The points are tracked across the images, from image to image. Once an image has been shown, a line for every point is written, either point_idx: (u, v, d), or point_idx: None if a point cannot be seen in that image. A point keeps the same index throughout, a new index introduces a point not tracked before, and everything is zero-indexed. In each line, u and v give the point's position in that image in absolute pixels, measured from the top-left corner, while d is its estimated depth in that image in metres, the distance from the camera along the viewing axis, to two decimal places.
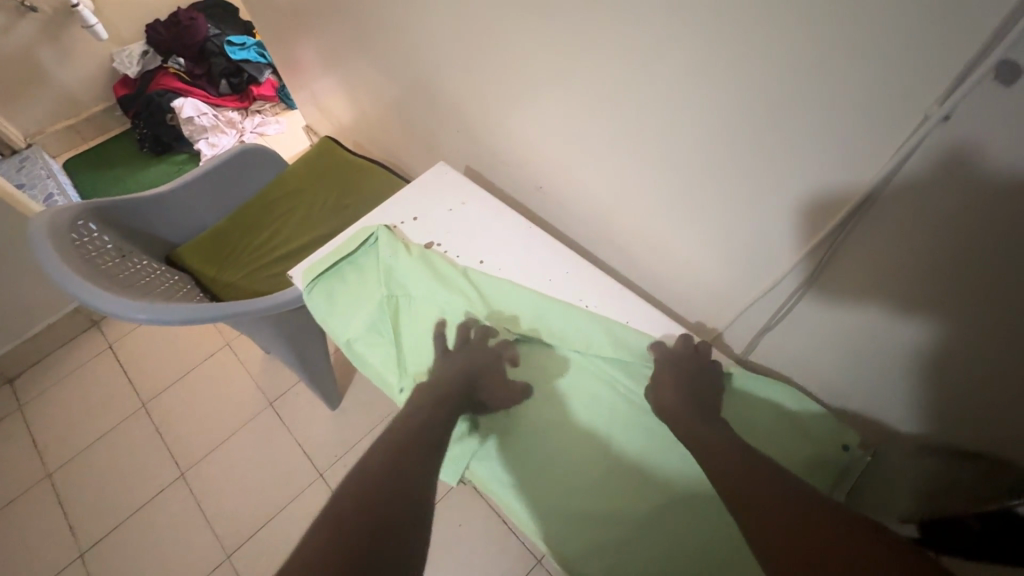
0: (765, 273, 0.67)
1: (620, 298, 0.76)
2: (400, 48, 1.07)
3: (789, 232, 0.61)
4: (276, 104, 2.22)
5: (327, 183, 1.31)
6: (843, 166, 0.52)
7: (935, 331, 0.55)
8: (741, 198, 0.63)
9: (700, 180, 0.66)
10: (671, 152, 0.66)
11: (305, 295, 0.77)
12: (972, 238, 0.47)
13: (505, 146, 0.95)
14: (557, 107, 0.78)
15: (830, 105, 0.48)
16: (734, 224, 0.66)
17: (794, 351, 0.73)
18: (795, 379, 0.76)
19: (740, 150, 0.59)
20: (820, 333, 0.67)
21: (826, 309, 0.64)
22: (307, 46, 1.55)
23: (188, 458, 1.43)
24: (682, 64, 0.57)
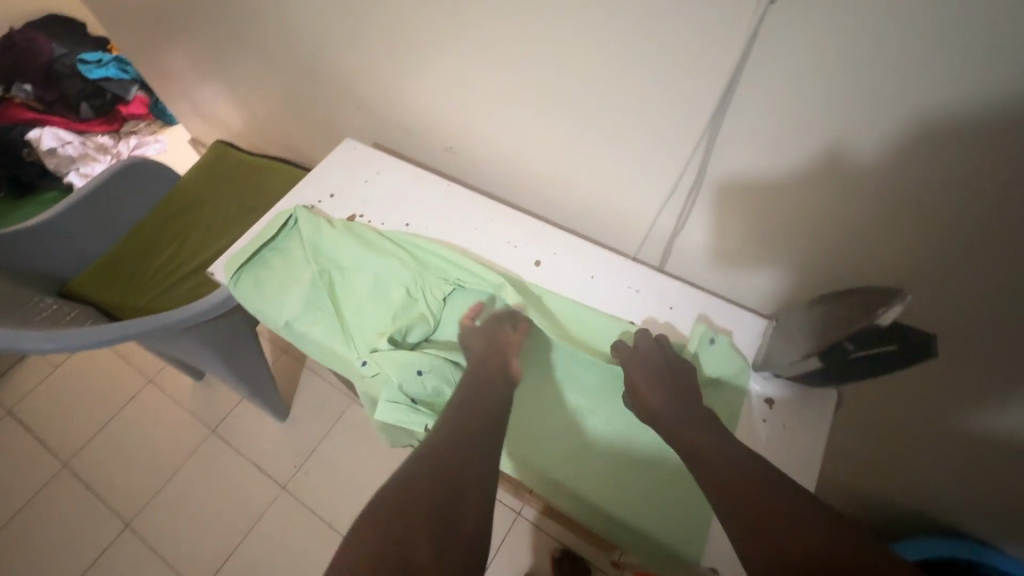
0: (659, 184, 0.72)
1: (544, 236, 0.79)
2: (277, 32, 1.03)
3: (670, 139, 0.66)
4: (152, 121, 2.07)
5: (228, 189, 1.25)
6: (701, 64, 0.56)
7: (803, 203, 0.62)
8: (626, 119, 0.68)
9: (589, 109, 0.70)
10: (558, 86, 0.70)
11: (231, 287, 0.75)
12: (815, 107, 0.53)
13: (406, 113, 0.95)
14: (448, 60, 0.79)
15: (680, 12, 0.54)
16: (625, 145, 0.71)
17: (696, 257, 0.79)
18: (703, 284, 0.83)
19: (615, 71, 0.63)
20: (715, 233, 0.73)
21: (716, 207, 0.70)
22: (173, 49, 1.44)
23: (132, 507, 1.34)
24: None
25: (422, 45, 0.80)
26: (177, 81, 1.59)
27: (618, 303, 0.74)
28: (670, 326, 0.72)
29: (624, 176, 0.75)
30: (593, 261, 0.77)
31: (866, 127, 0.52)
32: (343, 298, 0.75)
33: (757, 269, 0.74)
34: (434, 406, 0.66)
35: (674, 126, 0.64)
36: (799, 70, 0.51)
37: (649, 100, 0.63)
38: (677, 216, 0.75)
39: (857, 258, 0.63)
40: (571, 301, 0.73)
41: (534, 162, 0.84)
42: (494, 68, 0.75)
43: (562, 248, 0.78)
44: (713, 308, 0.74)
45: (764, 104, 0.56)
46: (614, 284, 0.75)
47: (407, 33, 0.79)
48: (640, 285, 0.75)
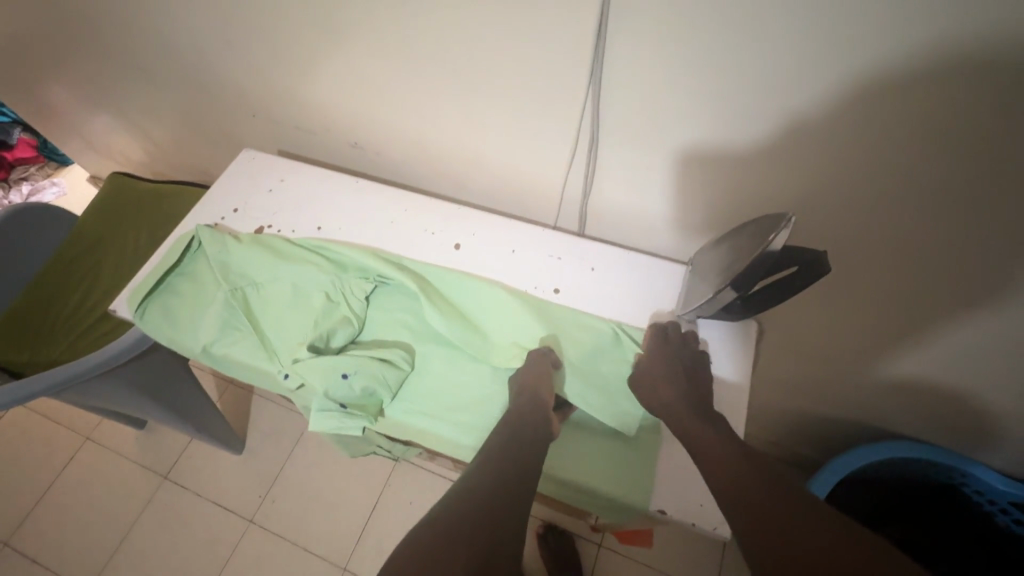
0: (562, 145, 0.72)
1: (461, 217, 0.79)
2: (151, 48, 0.97)
3: (560, 97, 0.66)
4: (44, 163, 1.91)
5: (132, 221, 1.17)
6: (571, 18, 0.56)
7: (692, 145, 0.64)
8: (515, 86, 0.67)
9: (478, 82, 0.69)
10: (444, 62, 0.69)
11: (138, 322, 0.71)
12: (682, 45, 0.54)
13: (304, 114, 0.92)
14: (330, 52, 0.76)
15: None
16: (521, 115, 0.71)
17: (613, 214, 0.80)
18: (625, 241, 0.85)
19: (492, 41, 0.63)
20: (624, 186, 0.74)
21: (618, 160, 0.71)
22: (46, 83, 1.33)
23: (89, 572, 1.26)
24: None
25: (301, 40, 0.76)
26: (58, 116, 1.47)
27: (542, 271, 0.74)
28: (595, 286, 0.73)
29: (528, 144, 0.75)
30: (513, 235, 0.77)
31: (734, 61, 0.53)
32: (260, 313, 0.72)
33: (669, 217, 0.76)
34: (368, 405, 0.65)
35: (561, 85, 0.64)
36: (658, 13, 0.52)
37: (533, 65, 0.63)
38: (585, 178, 0.75)
39: (755, 190, 0.66)
40: (495, 280, 0.73)
41: (438, 144, 0.83)
42: (378, 54, 0.72)
43: (479, 227, 0.77)
44: (633, 260, 0.75)
45: (637, 53, 0.56)
46: (536, 255, 0.76)
47: (281, 29, 0.76)
48: (561, 251, 0.76)
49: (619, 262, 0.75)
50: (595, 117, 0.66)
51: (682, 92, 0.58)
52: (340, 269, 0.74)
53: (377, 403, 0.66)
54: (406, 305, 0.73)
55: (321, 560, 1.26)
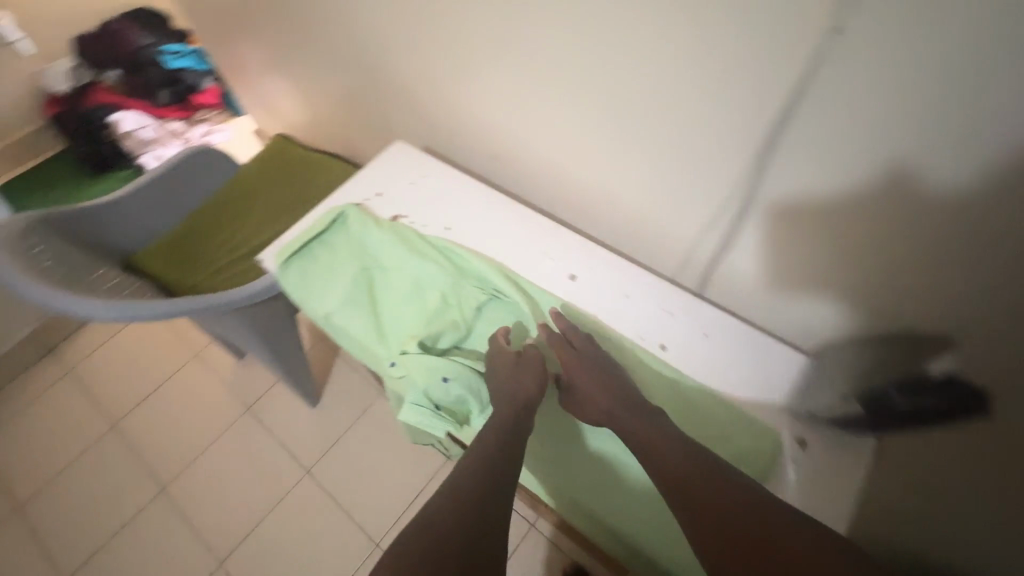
0: (706, 206, 0.70)
1: (582, 249, 0.79)
2: (343, 36, 1.08)
3: (720, 162, 0.64)
4: (221, 110, 2.19)
5: (283, 181, 1.31)
6: (755, 92, 0.56)
7: (852, 242, 0.60)
8: (670, 142, 0.68)
9: (633, 132, 0.71)
10: (605, 105, 0.71)
11: (279, 277, 0.79)
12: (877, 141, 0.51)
13: (458, 119, 0.98)
14: (500, 72, 0.80)
15: (738, 40, 0.53)
16: (668, 169, 0.71)
17: (738, 287, 0.76)
18: (740, 315, 0.80)
19: (662, 96, 0.64)
20: (759, 263, 0.70)
21: (762, 237, 0.67)
22: (247, 45, 1.53)
23: (168, 472, 1.41)
24: (606, 13, 0.61)
25: (478, 56, 0.82)
26: (249, 74, 1.68)
27: (652, 325, 0.73)
28: (705, 355, 0.71)
29: (665, 199, 0.75)
30: (629, 280, 0.76)
31: (931, 167, 0.49)
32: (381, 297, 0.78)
33: (800, 306, 0.71)
34: (458, 413, 0.68)
35: (724, 149, 0.63)
36: (853, 102, 0.50)
37: (696, 126, 0.63)
38: (716, 244, 0.73)
39: (902, 310, 0.61)
40: (600, 323, 0.73)
41: (574, 176, 0.85)
42: (542, 84, 0.76)
43: (598, 263, 0.78)
44: (753, 340, 0.71)
45: (815, 137, 0.55)
46: (648, 307, 0.74)
47: (464, 42, 0.82)
48: (675, 308, 0.74)
49: (735, 338, 0.71)
50: (749, 189, 0.64)
51: (860, 185, 0.55)
52: (459, 275, 0.77)
53: (465, 412, 0.69)
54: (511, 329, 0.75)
55: (357, 531, 1.31)
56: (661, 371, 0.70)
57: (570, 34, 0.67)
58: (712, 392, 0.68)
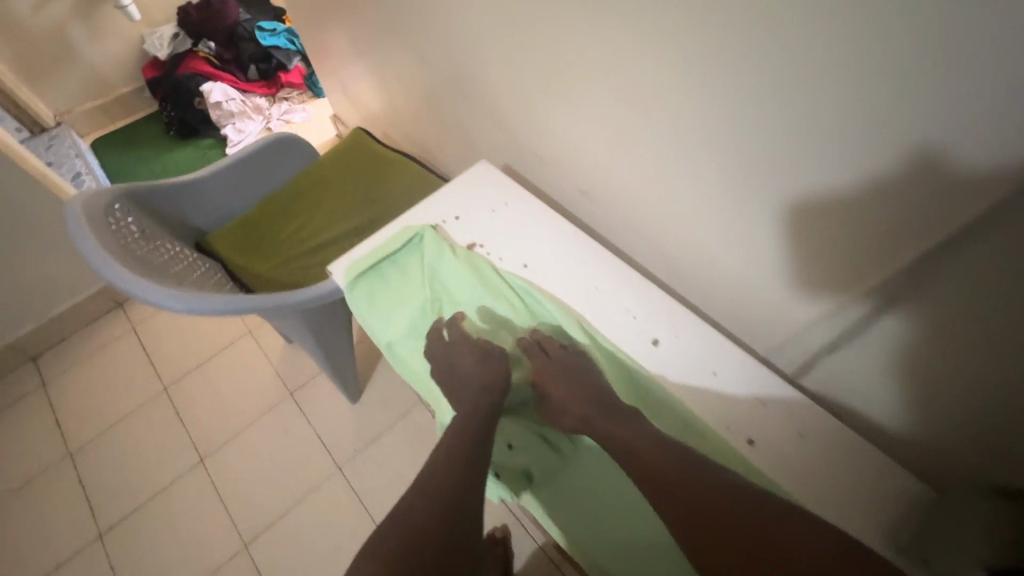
0: (834, 289, 0.63)
1: (672, 311, 0.73)
2: (438, 42, 1.05)
3: (867, 248, 0.57)
4: (304, 91, 2.21)
5: (358, 174, 1.30)
6: (937, 183, 0.48)
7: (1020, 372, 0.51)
8: (811, 218, 0.60)
9: (767, 200, 0.63)
10: (739, 167, 0.64)
11: (348, 295, 0.76)
12: None
13: (547, 145, 0.93)
14: (608, 107, 0.75)
15: (931, 122, 0.45)
16: (798, 246, 0.63)
17: (849, 380, 0.68)
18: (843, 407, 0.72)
19: (811, 165, 0.56)
20: (888, 363, 0.62)
21: (902, 339, 0.58)
22: (339, 34, 1.54)
23: (208, 445, 1.44)
24: (763, 69, 0.54)
25: (585, 87, 0.76)
26: (336, 61, 1.69)
27: (742, 411, 0.66)
28: (799, 456, 0.63)
29: (787, 277, 0.67)
30: (722, 355, 0.69)
31: None
32: None
33: (928, 419, 0.62)
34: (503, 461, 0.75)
35: (875, 235, 0.55)
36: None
37: (850, 206, 0.55)
38: (832, 334, 0.66)
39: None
40: (683, 399, 0.67)
41: (676, 229, 0.79)
42: (655, 129, 0.71)
43: (687, 331, 0.71)
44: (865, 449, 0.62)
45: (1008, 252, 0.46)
46: (739, 390, 0.67)
47: (572, 70, 0.76)
48: (768, 397, 0.66)
49: (841, 442, 0.63)
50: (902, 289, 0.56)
51: None
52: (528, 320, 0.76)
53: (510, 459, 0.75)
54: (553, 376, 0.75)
55: None
56: (747, 467, 0.62)
57: (713, 86, 0.60)
58: (801, 502, 0.60)
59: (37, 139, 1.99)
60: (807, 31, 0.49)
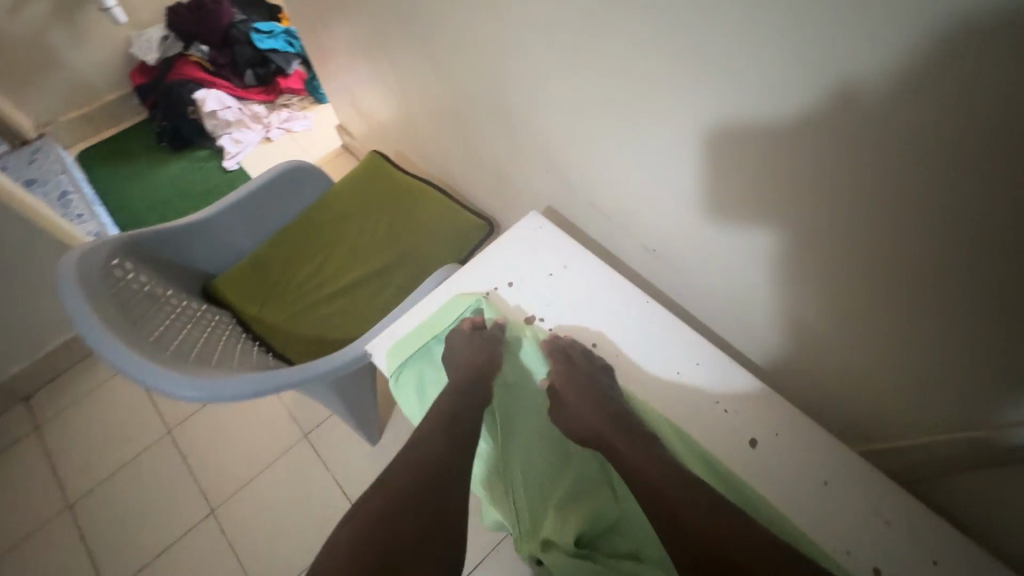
0: (997, 398, 0.53)
1: (769, 403, 0.65)
2: (472, 68, 0.93)
3: None
4: (304, 96, 2.07)
5: (379, 207, 1.19)
6: None
7: None
8: (974, 325, 0.50)
9: (899, 289, 0.54)
10: (872, 253, 0.54)
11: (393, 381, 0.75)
12: None
13: (604, 193, 0.82)
14: (692, 167, 0.65)
15: None
16: (948, 351, 0.54)
17: (996, 497, 0.57)
18: (973, 520, 0.61)
19: (983, 266, 0.46)
20: None
21: None
22: (348, 45, 1.41)
23: (219, 493, 1.35)
24: (933, 154, 0.44)
25: (664, 141, 0.65)
26: (344, 71, 1.55)
27: (864, 533, 0.57)
28: None
29: (931, 375, 0.58)
30: (836, 463, 0.61)
31: None
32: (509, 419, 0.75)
33: None
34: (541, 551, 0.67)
35: None
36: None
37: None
38: (978, 451, 0.56)
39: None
40: (797, 514, 0.59)
41: (766, 301, 0.69)
42: (754, 199, 0.60)
43: (792, 429, 0.63)
44: None
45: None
46: (857, 505, 0.58)
47: (648, 122, 0.65)
48: (894, 515, 0.57)
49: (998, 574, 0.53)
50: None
51: None
52: None
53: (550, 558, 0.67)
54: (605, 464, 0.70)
55: None
56: None
57: (845, 161, 0.50)
58: None
59: (19, 153, 1.85)
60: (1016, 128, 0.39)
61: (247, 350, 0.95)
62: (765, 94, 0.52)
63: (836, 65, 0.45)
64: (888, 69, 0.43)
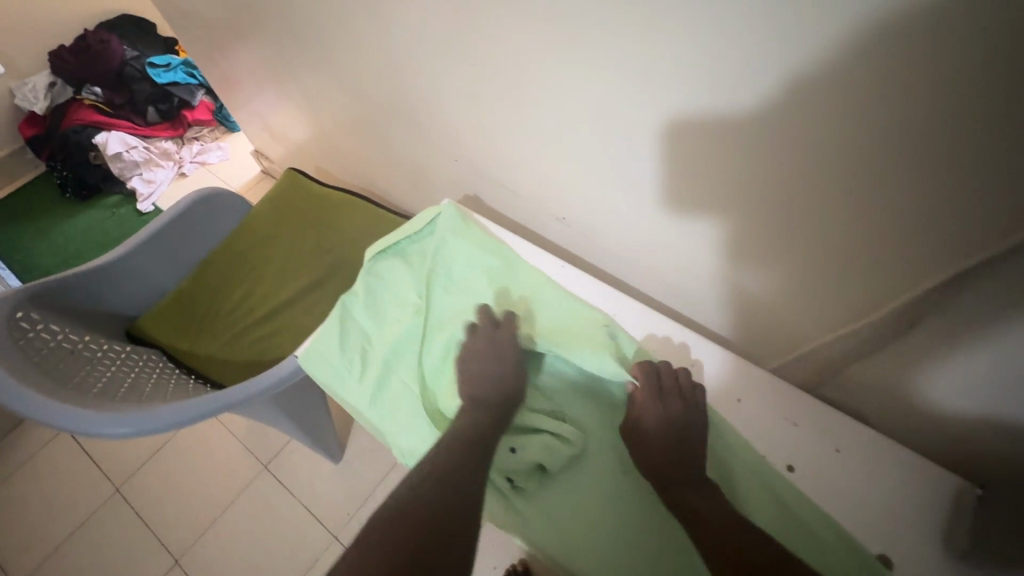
0: (858, 303, 0.57)
1: (677, 337, 0.71)
2: (363, 70, 0.94)
3: (892, 269, 0.51)
4: (215, 127, 2.02)
5: (302, 225, 1.18)
6: (942, 211, 0.44)
7: None
8: (822, 241, 0.54)
9: (747, 218, 0.58)
10: (719, 191, 0.58)
11: (359, 282, 0.75)
12: None
13: (508, 173, 0.86)
14: (568, 129, 0.67)
15: (930, 152, 0.41)
16: (802, 261, 0.58)
17: (882, 391, 0.61)
18: (871, 418, 0.65)
19: (803, 188, 0.51)
20: (916, 376, 0.57)
21: (931, 353, 0.54)
22: (246, 67, 1.39)
23: (180, 543, 1.30)
24: (733, 91, 0.48)
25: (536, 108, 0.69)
26: (248, 95, 1.53)
27: (765, 438, 0.63)
28: (841, 477, 0.59)
29: (800, 296, 0.61)
30: (738, 381, 0.67)
31: None
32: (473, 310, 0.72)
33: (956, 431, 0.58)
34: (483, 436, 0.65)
35: (896, 255, 0.50)
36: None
37: (869, 226, 0.50)
38: (862, 349, 0.59)
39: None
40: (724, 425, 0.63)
41: (663, 251, 0.72)
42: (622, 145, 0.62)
43: (700, 361, 0.68)
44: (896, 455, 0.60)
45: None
46: (761, 414, 0.64)
47: (518, 89, 0.68)
48: (797, 417, 0.63)
49: (867, 446, 0.60)
50: (928, 306, 0.50)
51: None
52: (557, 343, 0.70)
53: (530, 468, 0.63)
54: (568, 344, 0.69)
55: None
56: (793, 494, 0.57)
57: (672, 104, 0.54)
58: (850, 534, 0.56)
59: None
60: (809, 54, 0.42)
61: (181, 388, 0.94)
62: (621, 66, 0.54)
63: (642, 25, 0.49)
64: (678, 20, 0.47)
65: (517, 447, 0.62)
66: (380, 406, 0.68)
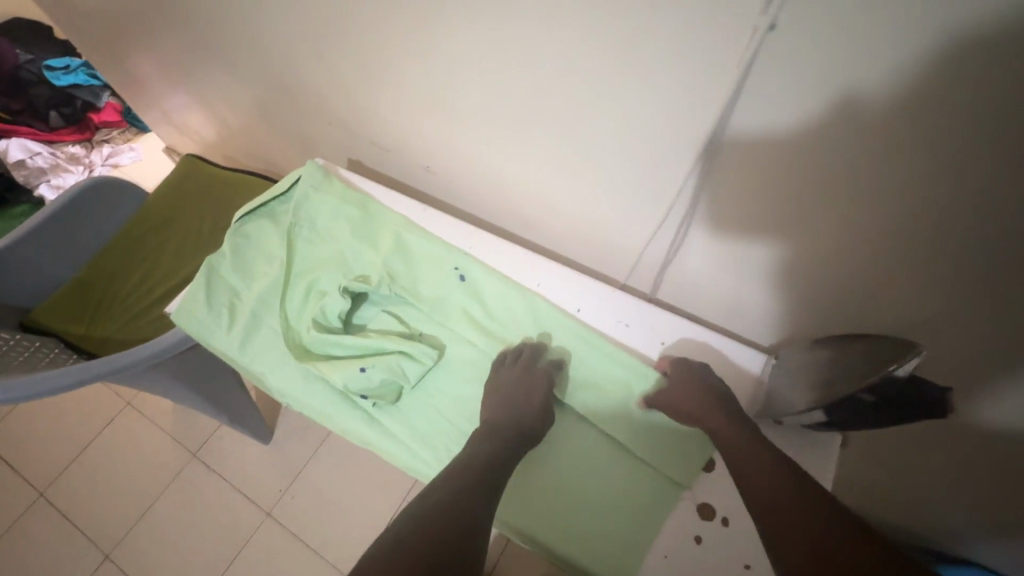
0: (657, 203, 0.65)
1: (529, 259, 0.77)
2: (235, 43, 0.97)
3: (666, 164, 0.59)
4: (125, 128, 2.01)
5: (200, 206, 1.19)
6: (682, 100, 0.52)
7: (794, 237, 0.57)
8: (615, 147, 0.62)
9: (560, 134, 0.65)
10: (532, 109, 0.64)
11: (228, 242, 0.79)
12: (808, 143, 0.48)
13: (378, 130, 0.91)
14: (410, 72, 0.72)
15: (654, 44, 0.49)
16: (610, 169, 0.65)
17: (695, 279, 0.71)
18: (693, 306, 0.76)
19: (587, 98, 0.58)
20: (714, 258, 0.66)
21: (716, 234, 0.63)
22: (136, 59, 1.38)
23: (110, 537, 1.30)
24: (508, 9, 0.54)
25: (378, 56, 0.74)
26: (145, 89, 1.52)
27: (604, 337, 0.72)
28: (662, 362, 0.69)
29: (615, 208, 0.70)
30: (579, 292, 0.75)
31: (862, 165, 0.47)
32: (339, 259, 0.77)
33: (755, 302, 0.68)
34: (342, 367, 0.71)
35: (665, 150, 0.58)
36: (819, 103, 0.45)
37: (637, 127, 0.58)
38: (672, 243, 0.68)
39: (873, 302, 0.58)
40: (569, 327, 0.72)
41: (513, 182, 0.78)
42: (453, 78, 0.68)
43: (548, 277, 0.76)
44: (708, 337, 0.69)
45: (769, 137, 0.50)
46: (601, 316, 0.73)
47: (358, 38, 0.73)
48: (630, 318, 0.72)
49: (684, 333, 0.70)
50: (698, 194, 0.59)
51: (800, 189, 0.52)
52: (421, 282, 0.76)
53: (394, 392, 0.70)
54: (428, 280, 0.76)
55: (330, 566, 1.24)
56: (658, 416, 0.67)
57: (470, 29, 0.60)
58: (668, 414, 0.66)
59: None
60: None
61: None
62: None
63: None
64: None
65: (366, 367, 0.68)
66: (250, 349, 0.74)
